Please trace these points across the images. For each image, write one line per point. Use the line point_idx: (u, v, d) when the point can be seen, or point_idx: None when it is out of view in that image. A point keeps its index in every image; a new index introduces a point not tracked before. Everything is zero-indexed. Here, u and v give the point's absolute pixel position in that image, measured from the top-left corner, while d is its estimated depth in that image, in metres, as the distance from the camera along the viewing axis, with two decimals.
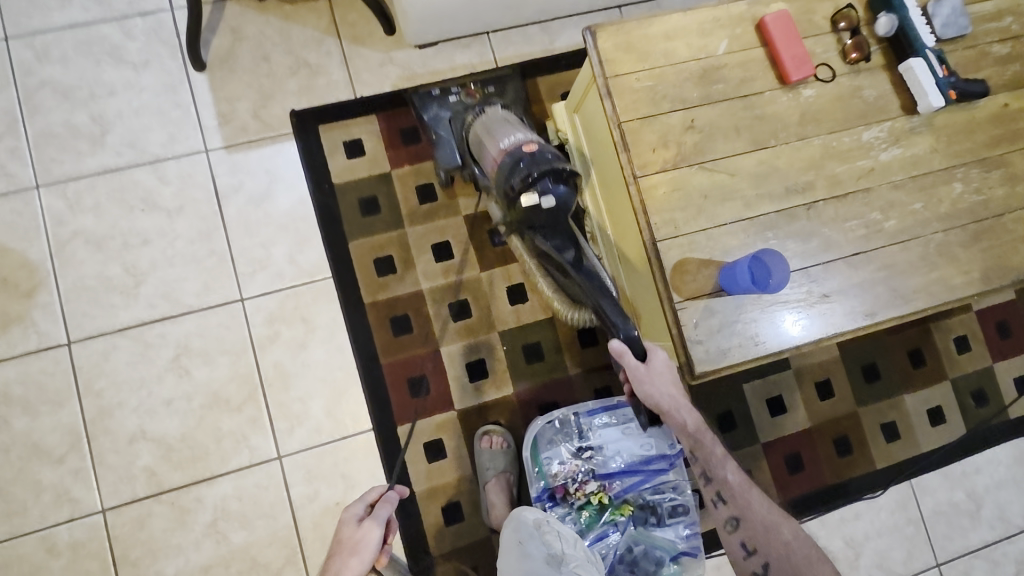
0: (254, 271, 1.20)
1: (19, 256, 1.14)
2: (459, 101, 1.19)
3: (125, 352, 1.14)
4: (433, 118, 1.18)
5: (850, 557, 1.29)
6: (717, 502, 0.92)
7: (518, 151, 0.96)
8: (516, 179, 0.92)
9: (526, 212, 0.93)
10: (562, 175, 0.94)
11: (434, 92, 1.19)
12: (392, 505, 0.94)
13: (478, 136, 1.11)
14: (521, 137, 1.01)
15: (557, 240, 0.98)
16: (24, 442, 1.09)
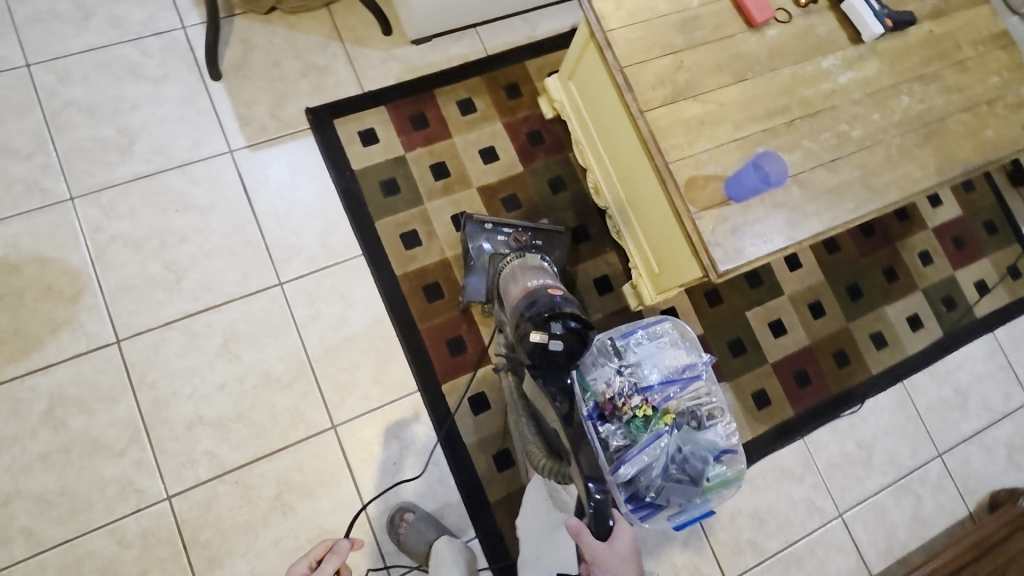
0: (289, 256, 1.27)
1: (61, 264, 1.19)
2: (506, 241, 1.28)
3: (174, 344, 1.19)
4: (477, 250, 1.26)
5: (864, 456, 1.41)
6: None
7: (543, 293, 1.04)
8: (532, 315, 0.99)
9: (529, 348, 0.97)
10: (574, 331, 0.98)
11: (488, 224, 1.27)
12: (342, 557, 0.78)
13: (507, 271, 1.16)
14: (549, 283, 1.09)
15: (554, 385, 0.98)
16: (83, 439, 1.12)
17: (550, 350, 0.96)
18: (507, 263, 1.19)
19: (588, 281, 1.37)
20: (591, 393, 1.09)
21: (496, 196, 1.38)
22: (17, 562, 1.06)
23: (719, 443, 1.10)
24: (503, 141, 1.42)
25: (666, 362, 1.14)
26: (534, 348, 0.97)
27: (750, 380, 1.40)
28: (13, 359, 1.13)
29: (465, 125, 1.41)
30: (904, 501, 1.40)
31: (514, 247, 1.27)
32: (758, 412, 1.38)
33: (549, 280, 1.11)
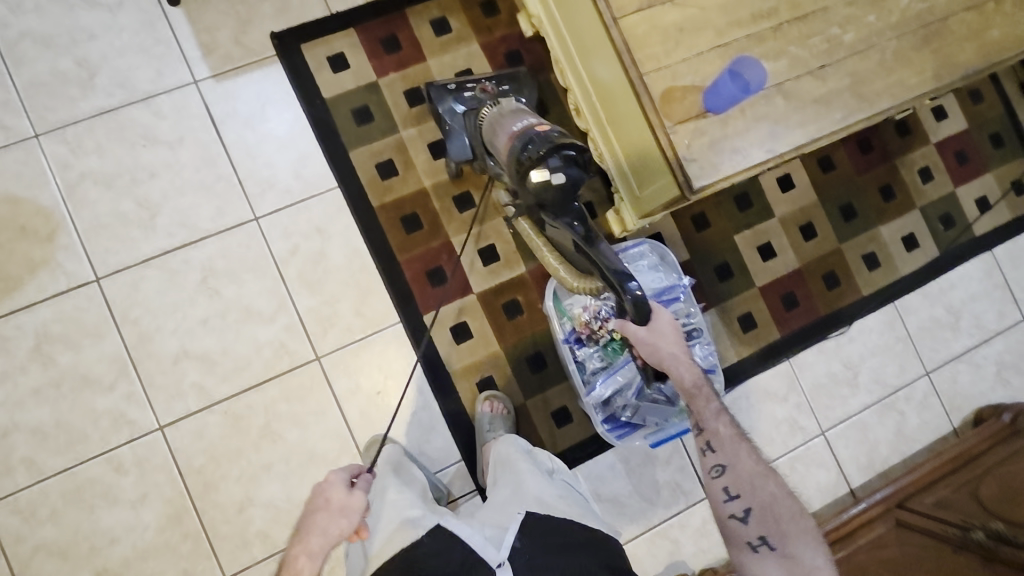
0: (263, 190, 1.25)
1: (33, 204, 1.18)
2: (474, 95, 1.21)
3: (154, 281, 1.19)
4: (449, 113, 1.21)
5: (849, 377, 1.41)
6: (706, 450, 0.95)
7: (532, 131, 0.96)
8: (528, 155, 0.91)
9: (536, 186, 0.90)
10: (573, 157, 0.91)
11: (451, 87, 1.22)
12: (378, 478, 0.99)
13: (488, 125, 1.11)
14: (532, 120, 1.01)
15: (572, 209, 0.95)
16: (73, 375, 1.15)
17: (554, 186, 0.90)
18: (487, 117, 1.13)
19: None
20: (568, 318, 1.10)
21: None
22: (22, 489, 1.11)
23: (696, 363, 1.12)
24: (480, 62, 1.35)
25: (645, 284, 1.12)
26: (540, 188, 0.90)
27: (736, 304, 1.38)
28: None
29: (439, 46, 1.34)
30: (888, 419, 1.42)
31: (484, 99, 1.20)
32: (743, 335, 1.38)
33: (534, 117, 1.03)
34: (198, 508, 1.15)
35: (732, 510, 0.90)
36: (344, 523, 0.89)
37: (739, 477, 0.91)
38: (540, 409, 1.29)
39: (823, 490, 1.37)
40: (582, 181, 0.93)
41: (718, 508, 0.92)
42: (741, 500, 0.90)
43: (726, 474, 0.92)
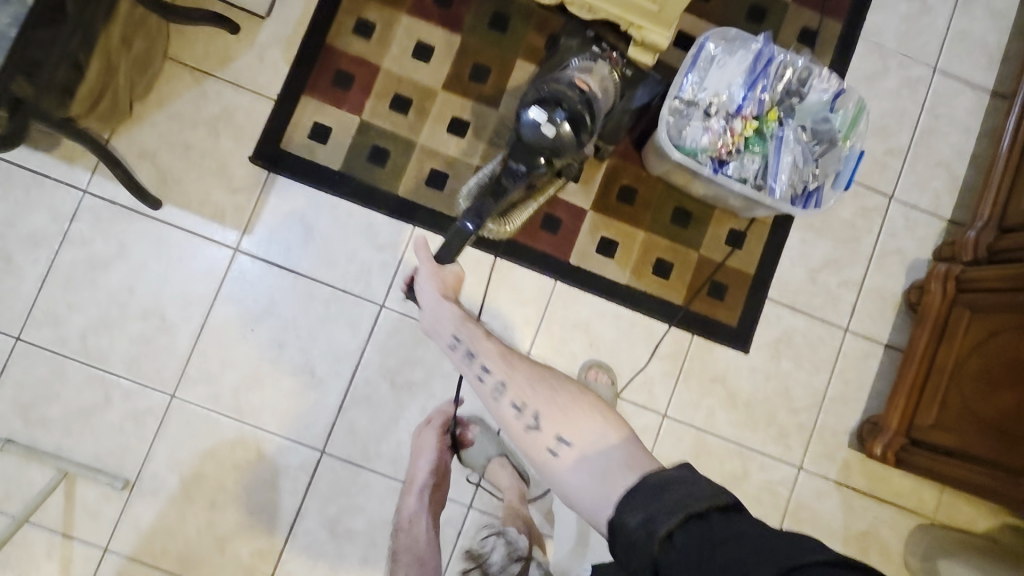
0: (367, 281, 1.24)
1: (224, 443, 1.20)
2: (592, 52, 1.19)
3: (361, 415, 1.22)
4: (566, 50, 1.21)
5: (919, 5, 1.36)
6: (534, 424, 0.72)
7: (573, 83, 0.99)
8: (550, 91, 0.95)
9: (523, 121, 0.92)
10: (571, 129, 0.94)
11: (591, 32, 1.22)
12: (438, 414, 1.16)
13: (575, 67, 1.10)
14: (584, 77, 1.03)
15: (522, 158, 0.93)
16: (375, 526, 1.21)
17: (543, 137, 0.91)
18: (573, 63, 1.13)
19: None
20: (702, 152, 1.06)
21: (463, 79, 1.27)
22: None
23: (826, 96, 1.07)
24: (421, 28, 1.27)
25: (735, 72, 1.07)
26: (528, 124, 0.92)
27: (788, 29, 1.32)
28: (271, 528, 1.19)
29: (379, 46, 1.26)
30: (976, 10, 1.37)
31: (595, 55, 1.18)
32: (815, 49, 1.33)
33: (597, 87, 1.03)
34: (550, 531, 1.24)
35: (525, 422, 0.73)
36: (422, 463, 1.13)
37: (518, 385, 0.76)
38: (717, 247, 1.28)
39: (973, 110, 1.35)
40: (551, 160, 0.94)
41: (523, 440, 0.73)
42: (526, 407, 0.73)
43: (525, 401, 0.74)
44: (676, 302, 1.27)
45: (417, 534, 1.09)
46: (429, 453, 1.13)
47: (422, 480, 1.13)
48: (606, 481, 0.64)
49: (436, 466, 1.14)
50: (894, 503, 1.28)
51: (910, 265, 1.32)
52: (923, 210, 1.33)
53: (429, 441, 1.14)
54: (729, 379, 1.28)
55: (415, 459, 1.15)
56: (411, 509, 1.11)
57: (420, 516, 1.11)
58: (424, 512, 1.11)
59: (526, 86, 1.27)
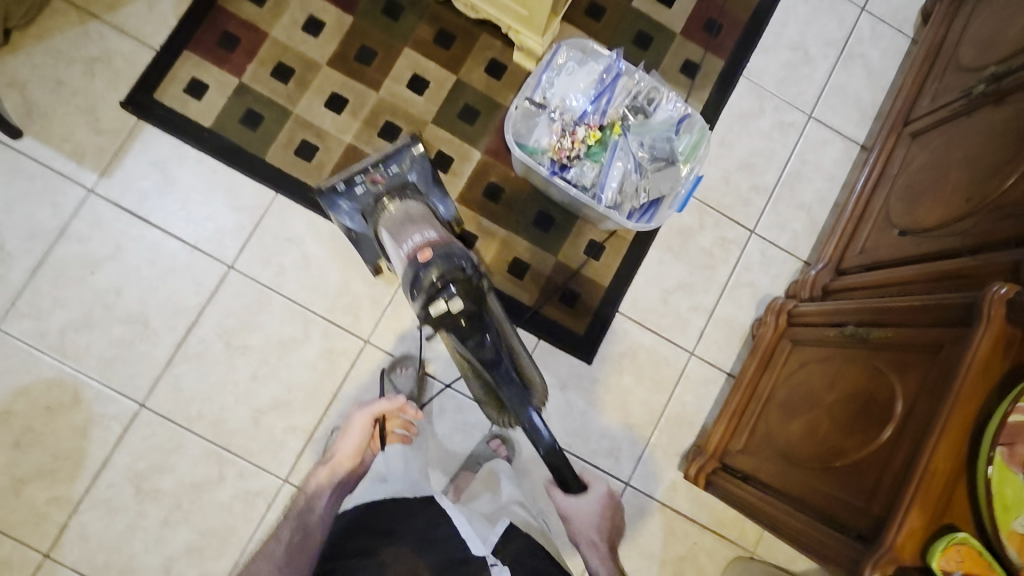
0: (219, 240, 1.24)
1: (41, 381, 1.17)
2: (367, 187, 1.17)
3: (188, 373, 1.20)
4: (348, 214, 1.18)
5: (802, 55, 1.43)
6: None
7: (418, 260, 1.02)
8: (428, 290, 1.00)
9: (435, 320, 1.00)
10: (468, 286, 1.01)
11: (341, 185, 1.17)
12: (387, 400, 1.14)
13: (384, 226, 1.12)
14: (421, 237, 1.05)
15: (474, 335, 1.02)
16: (183, 488, 1.17)
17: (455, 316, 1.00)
18: (381, 214, 1.14)
19: (480, 75, 1.32)
20: (544, 154, 1.10)
21: (349, 58, 1.29)
22: None
23: (670, 117, 1.13)
24: (314, 4, 1.30)
25: (586, 83, 1.12)
26: (440, 318, 1.00)
27: (671, 60, 1.38)
28: (74, 477, 1.15)
29: (270, 15, 1.29)
30: (855, 68, 1.44)
31: (378, 190, 1.17)
32: (695, 81, 1.38)
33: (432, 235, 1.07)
34: None
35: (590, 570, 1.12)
36: (345, 441, 1.12)
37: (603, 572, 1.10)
38: (574, 255, 1.31)
39: (840, 161, 1.41)
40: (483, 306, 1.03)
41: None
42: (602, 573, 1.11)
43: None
44: (526, 303, 1.29)
45: (318, 507, 1.08)
46: (361, 433, 1.12)
47: (348, 458, 1.12)
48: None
49: (369, 443, 1.14)
50: (716, 531, 1.28)
51: (762, 299, 1.35)
52: (781, 248, 1.37)
53: (362, 424, 1.13)
54: (569, 386, 1.28)
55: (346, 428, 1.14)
56: (319, 482, 1.11)
57: (325, 492, 1.10)
58: (329, 491, 1.10)
59: (409, 74, 1.30)
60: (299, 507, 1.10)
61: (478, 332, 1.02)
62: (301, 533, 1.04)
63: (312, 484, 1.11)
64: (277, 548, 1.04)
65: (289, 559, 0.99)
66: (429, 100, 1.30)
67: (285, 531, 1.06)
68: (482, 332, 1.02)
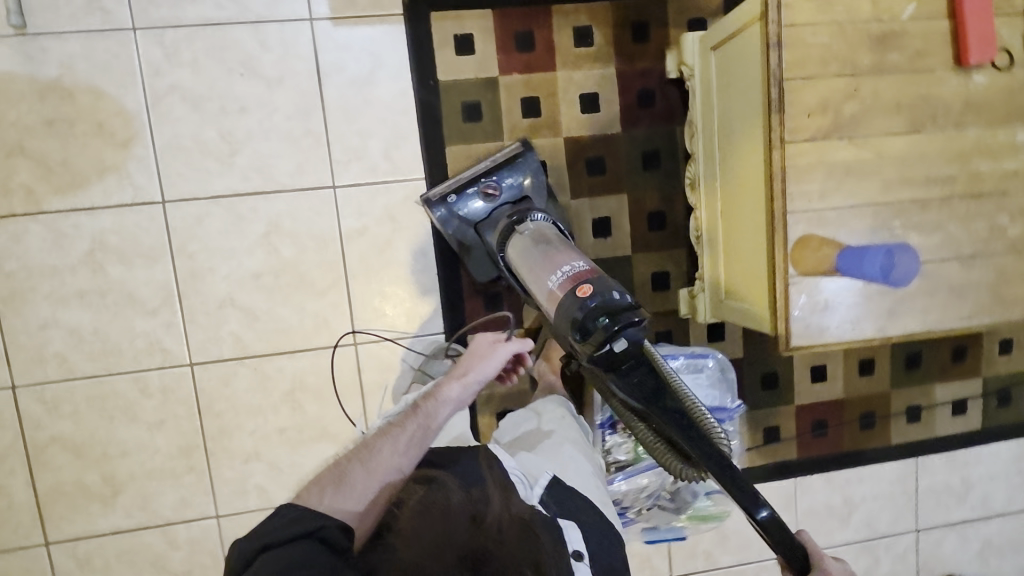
0: (349, 160, 1.18)
1: (116, 103, 1.11)
2: (483, 199, 1.14)
3: (218, 220, 1.15)
4: (461, 229, 1.14)
5: (844, 512, 1.43)
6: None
7: (571, 297, 0.90)
8: (593, 330, 0.85)
9: (606, 359, 0.85)
10: (626, 321, 0.85)
11: (451, 197, 1.13)
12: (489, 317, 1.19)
13: (524, 260, 1.03)
14: (569, 267, 0.94)
15: (643, 370, 0.86)
16: (119, 288, 1.14)
17: (615, 356, 0.85)
18: (501, 223, 1.11)
19: (646, 273, 1.28)
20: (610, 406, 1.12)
21: (583, 154, 1.23)
22: (50, 381, 1.14)
23: (715, 482, 1.13)
24: (609, 89, 1.22)
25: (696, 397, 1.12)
26: (611, 364, 0.85)
27: (767, 415, 1.37)
28: (59, 193, 1.11)
29: (573, 59, 1.21)
30: (861, 559, 1.46)
31: (490, 203, 1.14)
32: (763, 445, 1.37)
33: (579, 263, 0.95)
34: (207, 447, 1.19)
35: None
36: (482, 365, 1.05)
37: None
38: None
39: None
40: (642, 350, 0.87)
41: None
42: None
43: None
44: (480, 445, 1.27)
45: (439, 413, 0.94)
46: (500, 366, 1.03)
47: (471, 381, 1.00)
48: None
49: (484, 381, 1.01)
50: None
51: None
52: None
53: (505, 353, 1.03)
54: None
55: (466, 360, 1.03)
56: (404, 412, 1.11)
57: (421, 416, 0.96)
58: (454, 404, 0.97)
59: (605, 214, 1.25)
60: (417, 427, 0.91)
61: (653, 376, 0.86)
62: (421, 432, 0.91)
63: (447, 395, 0.96)
64: (398, 444, 0.88)
65: (406, 443, 0.88)
66: (594, 247, 1.26)
67: (405, 427, 0.90)
68: (653, 372, 0.86)
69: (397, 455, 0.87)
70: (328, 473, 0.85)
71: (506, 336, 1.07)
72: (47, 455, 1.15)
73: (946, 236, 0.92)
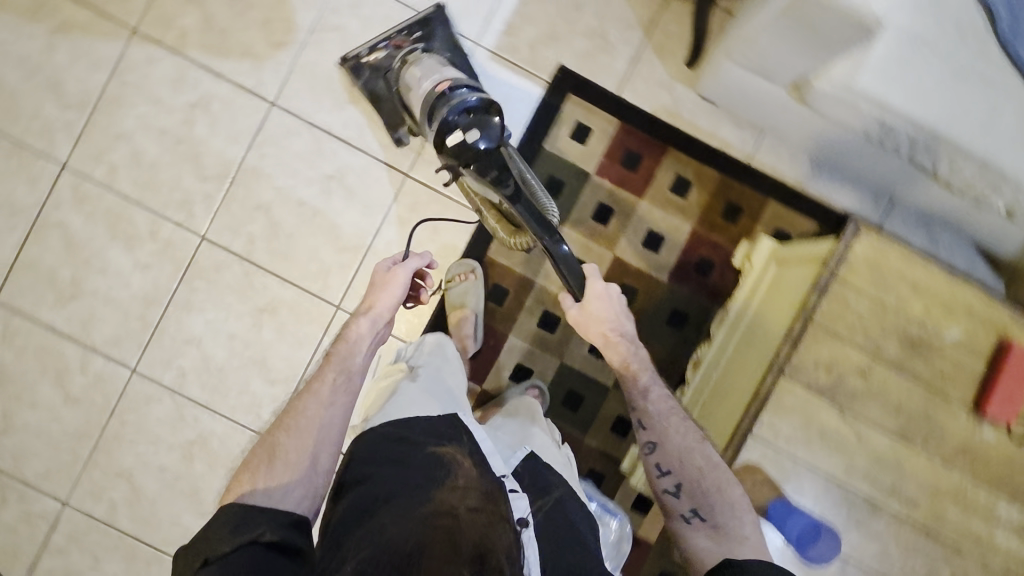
0: (432, 163, 1.27)
1: (290, 13, 1.25)
2: (387, 53, 1.19)
3: (303, 143, 1.26)
4: (369, 81, 1.21)
5: None
6: (693, 518, 0.85)
7: (438, 99, 0.97)
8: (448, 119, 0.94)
9: (453, 139, 0.93)
10: (493, 129, 0.94)
11: (363, 54, 1.20)
12: (422, 257, 1.03)
13: (405, 82, 1.08)
14: (439, 78, 1.01)
15: (485, 159, 0.94)
16: (194, 145, 1.25)
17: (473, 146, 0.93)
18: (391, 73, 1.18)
19: (613, 411, 1.28)
20: None
21: (622, 278, 1.27)
22: (93, 180, 1.24)
23: None
24: (675, 241, 1.28)
25: None
26: (455, 151, 0.94)
27: None
28: (203, 50, 1.25)
29: (662, 199, 1.27)
30: None
31: (391, 50, 1.19)
32: None
33: (434, 65, 1.06)
34: (167, 309, 1.26)
35: (684, 510, 0.87)
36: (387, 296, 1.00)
37: (717, 514, 0.84)
38: None
39: None
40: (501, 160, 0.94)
41: (677, 524, 0.87)
42: (692, 503, 0.86)
43: (701, 516, 0.85)
44: None
45: (353, 359, 0.94)
46: (404, 286, 1.01)
47: (385, 310, 1.00)
48: (755, 534, 0.82)
49: (395, 306, 1.01)
50: None
51: None
52: None
53: (401, 277, 1.00)
54: None
55: (374, 291, 1.02)
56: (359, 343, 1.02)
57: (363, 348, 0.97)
58: (369, 341, 0.97)
59: None
60: (331, 381, 0.90)
61: (495, 168, 0.94)
62: (341, 379, 0.91)
63: (354, 334, 0.97)
64: (321, 397, 0.88)
65: (331, 396, 0.88)
66: (582, 359, 1.28)
67: (324, 381, 0.90)
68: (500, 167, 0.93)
69: (327, 407, 0.86)
70: (259, 451, 0.80)
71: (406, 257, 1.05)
72: (47, 235, 1.24)
73: (880, 550, 0.90)
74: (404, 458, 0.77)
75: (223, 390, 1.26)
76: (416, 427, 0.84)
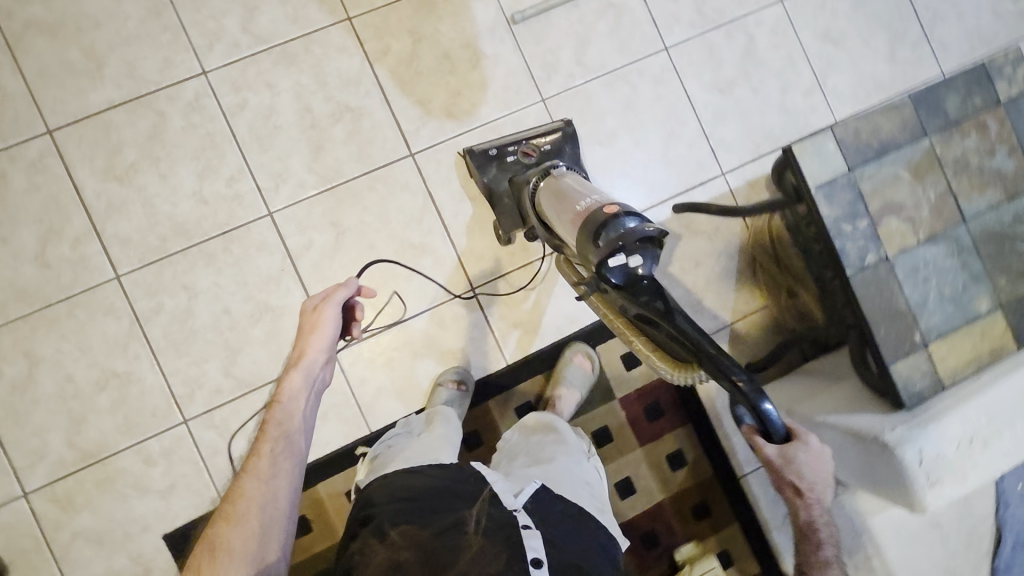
0: (499, 295, 1.28)
1: (479, 99, 1.29)
2: (517, 160, 1.21)
3: (410, 202, 1.26)
4: (493, 176, 1.21)
5: None
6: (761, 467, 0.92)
7: (597, 216, 0.86)
8: (603, 241, 0.83)
9: (617, 271, 0.82)
10: (646, 240, 0.82)
11: (494, 150, 1.22)
12: (345, 287, 0.96)
13: (546, 201, 1.05)
14: (599, 201, 0.91)
15: (643, 286, 0.82)
16: (322, 137, 1.24)
17: (628, 267, 0.82)
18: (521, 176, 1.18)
19: None
20: None
21: None
22: (216, 101, 1.22)
23: None
24: (641, 501, 1.29)
25: None
26: (624, 281, 0.81)
27: None
28: (390, 72, 1.27)
29: (654, 459, 1.30)
30: None
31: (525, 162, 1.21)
32: None
33: (600, 199, 0.91)
34: (189, 248, 1.20)
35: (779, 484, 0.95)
36: (315, 341, 0.94)
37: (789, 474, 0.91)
38: None
39: None
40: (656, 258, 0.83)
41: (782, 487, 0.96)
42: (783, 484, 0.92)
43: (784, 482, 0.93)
44: None
45: (293, 421, 0.90)
46: (334, 327, 0.95)
47: (317, 354, 0.94)
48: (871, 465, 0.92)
49: (329, 346, 0.96)
50: None
51: None
52: None
53: (330, 320, 0.95)
54: (155, 499, 1.17)
55: (303, 336, 0.96)
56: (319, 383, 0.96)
57: (301, 402, 0.92)
58: (309, 392, 0.93)
59: None
60: (270, 449, 0.86)
61: (662, 301, 0.80)
62: (280, 443, 0.87)
63: (290, 393, 0.93)
64: (263, 471, 0.83)
65: (272, 469, 0.83)
66: None
67: (264, 448, 0.86)
68: (665, 298, 0.80)
69: (269, 483, 0.82)
70: (205, 545, 0.76)
71: (323, 295, 0.98)
72: (139, 115, 1.20)
73: None
74: (412, 514, 0.82)
75: (179, 351, 1.19)
76: (414, 484, 0.89)
